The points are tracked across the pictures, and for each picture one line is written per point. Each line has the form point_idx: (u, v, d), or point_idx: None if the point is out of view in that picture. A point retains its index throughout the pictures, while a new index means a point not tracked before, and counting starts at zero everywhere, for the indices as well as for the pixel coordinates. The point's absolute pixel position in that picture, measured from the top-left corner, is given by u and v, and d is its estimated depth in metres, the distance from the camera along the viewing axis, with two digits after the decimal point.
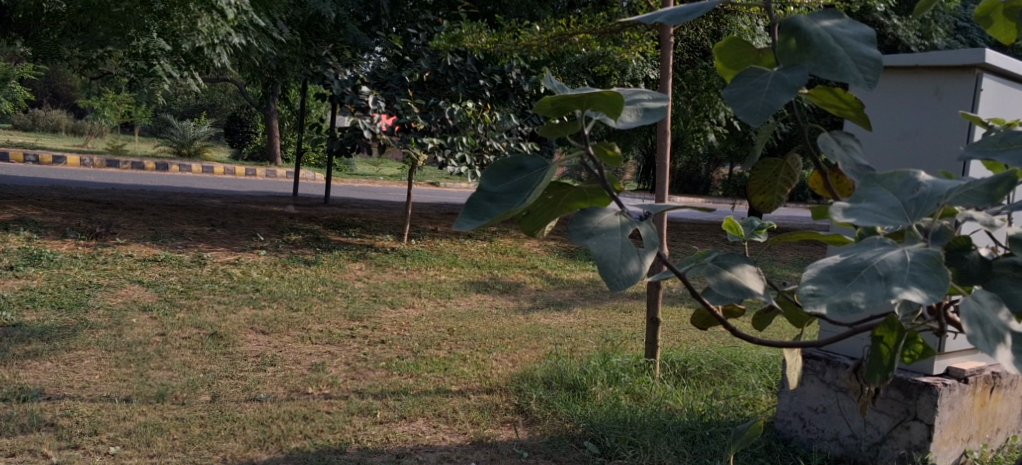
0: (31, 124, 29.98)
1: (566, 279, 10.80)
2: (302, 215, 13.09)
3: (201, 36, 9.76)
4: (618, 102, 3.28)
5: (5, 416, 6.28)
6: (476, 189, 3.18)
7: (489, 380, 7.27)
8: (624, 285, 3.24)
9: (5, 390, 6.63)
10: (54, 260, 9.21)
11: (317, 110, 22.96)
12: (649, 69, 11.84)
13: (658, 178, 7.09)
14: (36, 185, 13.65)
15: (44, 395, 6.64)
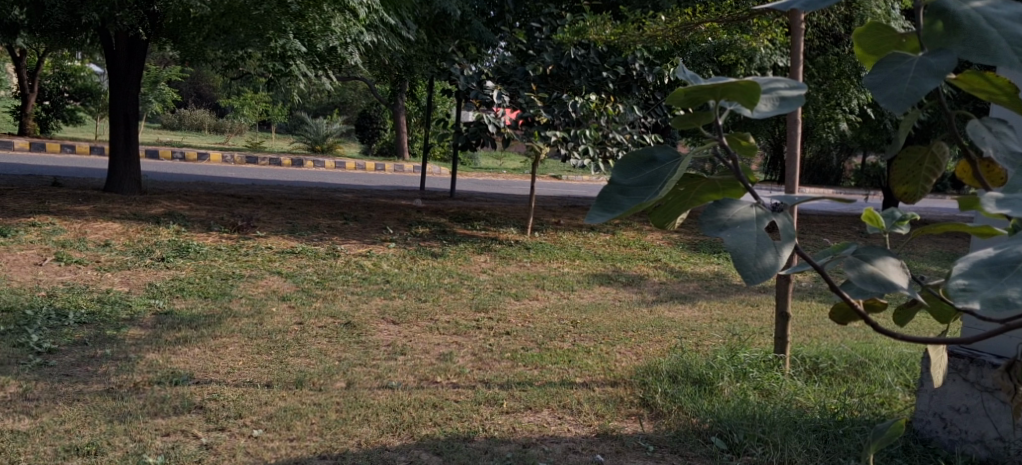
0: (177, 123, 31.19)
1: (690, 272, 10.87)
2: (428, 208, 13.40)
3: (334, 36, 10.22)
4: (752, 90, 3.38)
5: (160, 398, 6.68)
6: (608, 183, 3.31)
7: (613, 373, 7.42)
8: (759, 278, 3.32)
9: (159, 374, 7.03)
10: (201, 251, 9.67)
11: (444, 105, 23.37)
12: (778, 57, 11.77)
13: (789, 169, 7.07)
14: (181, 181, 14.25)
15: (194, 379, 7.02)
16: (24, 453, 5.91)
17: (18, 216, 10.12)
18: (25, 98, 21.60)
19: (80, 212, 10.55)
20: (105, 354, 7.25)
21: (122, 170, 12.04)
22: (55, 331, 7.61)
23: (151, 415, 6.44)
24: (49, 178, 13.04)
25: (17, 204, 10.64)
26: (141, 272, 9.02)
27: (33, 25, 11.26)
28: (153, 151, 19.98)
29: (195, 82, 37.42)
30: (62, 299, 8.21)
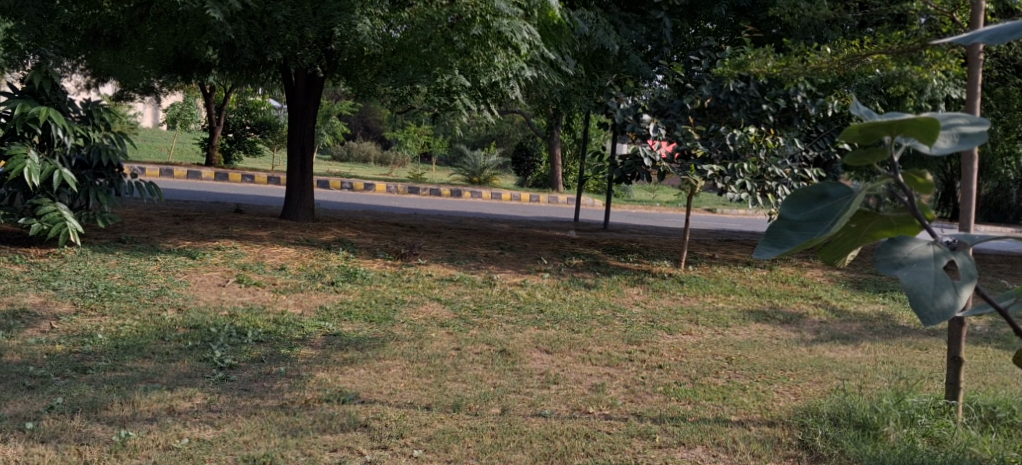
0: (346, 155, 32.25)
1: (853, 312, 10.75)
2: (583, 239, 13.60)
3: (497, 72, 10.51)
4: (927, 125, 4.69)
5: (329, 414, 7.01)
6: (782, 220, 4.74)
7: (770, 413, 7.44)
8: (934, 315, 4.66)
9: (328, 392, 7.38)
10: (367, 277, 10.04)
11: (599, 138, 23.57)
12: (952, 88, 11.54)
13: (964, 204, 6.99)
14: (349, 210, 14.78)
15: (359, 399, 7.34)
16: (208, 461, 6.37)
17: (203, 240, 10.69)
18: (210, 129, 22.74)
19: (259, 238, 11.07)
20: (281, 371, 7.63)
21: (297, 198, 12.56)
22: (236, 348, 8.05)
23: (321, 431, 6.79)
24: (231, 205, 13.70)
25: (203, 228, 11.24)
26: (312, 295, 9.43)
27: (222, 62, 11.89)
28: (324, 181, 20.73)
29: (363, 115, 38.61)
30: (242, 318, 8.66)
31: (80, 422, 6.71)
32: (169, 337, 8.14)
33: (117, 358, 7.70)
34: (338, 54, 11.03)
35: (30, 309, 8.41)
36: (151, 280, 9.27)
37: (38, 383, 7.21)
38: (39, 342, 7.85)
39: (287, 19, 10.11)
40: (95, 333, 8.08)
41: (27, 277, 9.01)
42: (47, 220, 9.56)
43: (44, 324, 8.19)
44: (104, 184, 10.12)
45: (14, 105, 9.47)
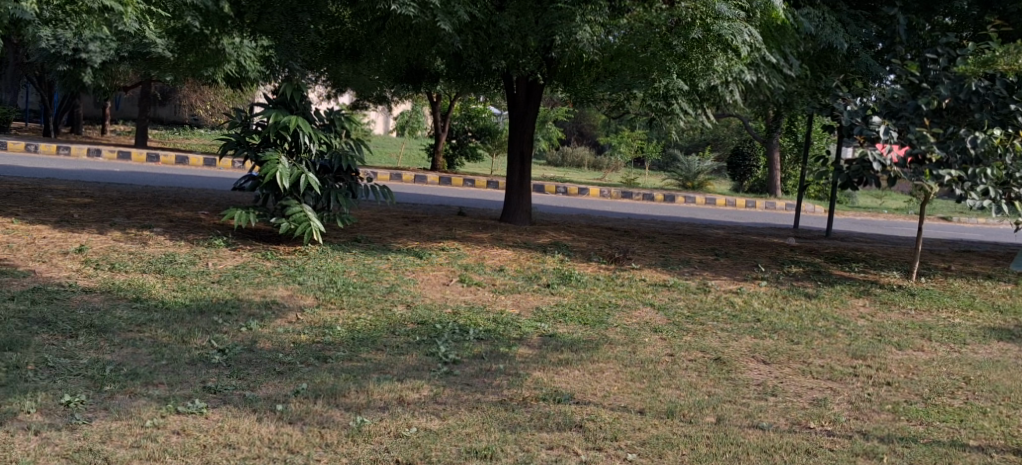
0: (560, 160, 32.70)
1: None
2: (805, 247, 13.41)
3: (715, 75, 10.36)
4: None
5: (547, 413, 7.24)
6: None
7: (1013, 440, 7.21)
8: None
9: (544, 391, 7.60)
10: (581, 280, 10.21)
11: (821, 142, 23.09)
12: None
13: None
14: (566, 214, 15.01)
15: (574, 399, 7.52)
16: (435, 450, 6.72)
17: (430, 241, 11.09)
18: (436, 136, 23.50)
19: (481, 239, 11.40)
20: (500, 368, 7.92)
21: (516, 203, 12.81)
22: (459, 345, 8.39)
23: (539, 428, 7.02)
24: (454, 208, 14.14)
25: (430, 230, 11.65)
26: (530, 296, 9.65)
27: (448, 72, 12.29)
28: (540, 185, 21.06)
29: (577, 121, 39.01)
30: (464, 316, 8.97)
31: (322, 407, 7.19)
32: (399, 331, 8.54)
33: (353, 349, 8.15)
34: (559, 61, 11.22)
35: (279, 300, 8.91)
36: (383, 277, 9.68)
37: (286, 369, 7.73)
38: (286, 332, 8.35)
39: (512, 29, 10.41)
40: (335, 325, 8.54)
41: (276, 271, 9.53)
42: (294, 220, 10.04)
43: (290, 316, 8.67)
44: (344, 187, 10.48)
45: (266, 114, 9.99)
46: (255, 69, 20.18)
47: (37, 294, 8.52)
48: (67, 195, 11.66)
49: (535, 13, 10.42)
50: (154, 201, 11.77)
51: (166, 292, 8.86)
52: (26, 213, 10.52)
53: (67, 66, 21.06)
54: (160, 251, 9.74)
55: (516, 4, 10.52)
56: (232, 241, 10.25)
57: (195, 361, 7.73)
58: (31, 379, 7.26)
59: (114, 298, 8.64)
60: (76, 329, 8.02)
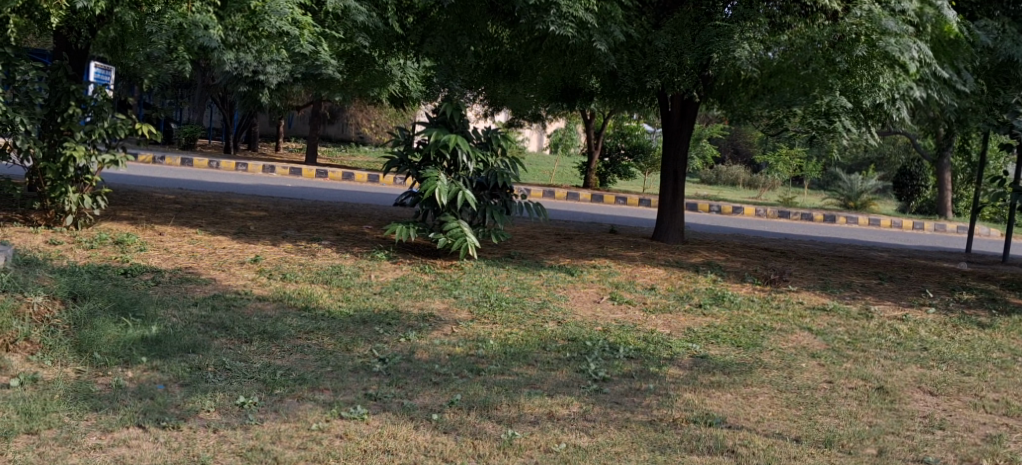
0: (715, 178, 32.51)
1: None
2: (978, 273, 12.98)
3: (882, 92, 10.07)
4: None
5: (697, 435, 7.26)
6: None
7: None
8: None
9: (695, 413, 7.61)
10: (735, 301, 10.12)
11: (998, 161, 22.49)
12: None
13: None
14: (720, 233, 14.89)
15: (727, 423, 7.51)
16: None
17: (582, 259, 11.14)
18: (589, 154, 23.71)
19: (632, 258, 11.41)
20: (651, 388, 7.96)
21: (667, 222, 12.77)
22: (609, 363, 8.44)
23: (689, 451, 7.07)
24: (606, 225, 14.18)
25: (581, 247, 11.72)
26: (681, 317, 9.60)
27: (605, 90, 12.29)
28: (693, 204, 20.97)
29: (732, 138, 38.70)
30: (615, 335, 9.00)
31: (475, 418, 7.36)
32: (550, 347, 8.64)
33: (505, 363, 8.28)
34: (717, 78, 10.91)
35: (436, 313, 9.06)
36: (535, 293, 9.77)
37: (442, 380, 7.91)
38: (444, 344, 8.51)
39: (668, 47, 10.51)
40: (487, 339, 8.66)
41: (432, 284, 9.71)
42: (452, 235, 10.23)
43: (447, 328, 8.81)
44: (499, 204, 10.61)
45: (427, 132, 10.20)
46: (417, 88, 20.51)
47: (217, 301, 8.80)
48: (242, 207, 12.14)
49: (692, 32, 10.57)
50: (321, 215, 12.15)
51: (333, 301, 9.05)
52: (208, 225, 10.95)
53: (248, 87, 21.84)
54: (327, 262, 10.01)
55: (672, 23, 10.71)
56: (392, 254, 10.49)
57: (358, 369, 7.98)
58: (210, 380, 7.62)
59: (285, 306, 8.87)
60: (251, 334, 8.32)
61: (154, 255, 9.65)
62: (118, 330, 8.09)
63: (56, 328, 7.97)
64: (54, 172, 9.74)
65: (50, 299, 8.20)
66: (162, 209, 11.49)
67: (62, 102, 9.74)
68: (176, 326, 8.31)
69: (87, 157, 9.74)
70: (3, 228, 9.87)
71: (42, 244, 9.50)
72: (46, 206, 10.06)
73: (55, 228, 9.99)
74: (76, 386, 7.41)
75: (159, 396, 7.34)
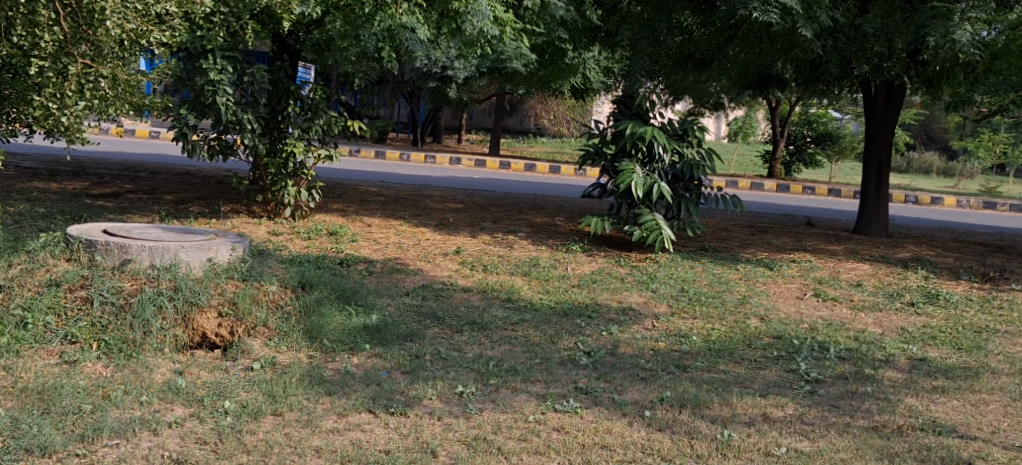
0: (907, 166, 31.47)
1: None
2: None
3: None
4: None
5: (927, 445, 7.04)
6: None
7: None
8: None
9: (922, 420, 7.37)
10: (952, 299, 9.63)
11: None
12: None
13: None
14: (925, 226, 14.23)
15: (958, 432, 7.23)
16: None
17: (779, 252, 10.88)
18: (776, 142, 23.20)
19: (834, 252, 11.05)
20: (868, 392, 7.72)
21: (871, 216, 12.23)
22: (820, 363, 8.24)
23: (919, 461, 6.85)
24: (803, 217, 13.78)
25: (779, 241, 11.44)
26: (893, 315, 9.24)
27: (797, 78, 11.99)
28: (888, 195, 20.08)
29: (933, 121, 37.39)
30: (824, 333, 8.76)
31: (688, 417, 7.36)
32: (756, 345, 8.50)
33: (711, 360, 8.23)
34: (931, 62, 10.48)
35: (636, 307, 9.06)
36: (734, 288, 9.61)
37: (650, 375, 7.97)
38: (645, 338, 8.51)
39: (878, 32, 10.09)
40: (690, 334, 8.60)
41: (629, 277, 9.69)
42: (646, 228, 10.10)
43: (647, 322, 8.80)
44: (693, 196, 10.48)
45: (623, 125, 10.21)
46: (600, 79, 20.96)
47: (427, 291, 9.03)
48: (441, 200, 12.47)
49: (903, 15, 10.14)
50: (515, 207, 12.35)
51: (533, 293, 9.19)
52: (411, 217, 11.31)
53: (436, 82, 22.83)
54: (525, 254, 10.18)
55: (881, 6, 10.28)
56: (588, 247, 10.55)
57: (565, 361, 8.08)
58: (429, 369, 7.81)
59: (489, 297, 9.06)
60: (461, 325, 8.47)
61: (365, 246, 10.07)
62: (342, 317, 8.24)
63: (290, 315, 8.13)
64: (276, 167, 10.33)
65: (283, 288, 8.32)
66: (367, 202, 11.94)
67: (284, 101, 10.34)
68: (393, 315, 8.50)
69: (306, 153, 10.32)
70: (230, 218, 10.54)
71: (266, 236, 10.02)
72: (266, 198, 10.66)
73: (276, 218, 10.63)
74: (309, 370, 7.65)
75: (384, 383, 7.58)
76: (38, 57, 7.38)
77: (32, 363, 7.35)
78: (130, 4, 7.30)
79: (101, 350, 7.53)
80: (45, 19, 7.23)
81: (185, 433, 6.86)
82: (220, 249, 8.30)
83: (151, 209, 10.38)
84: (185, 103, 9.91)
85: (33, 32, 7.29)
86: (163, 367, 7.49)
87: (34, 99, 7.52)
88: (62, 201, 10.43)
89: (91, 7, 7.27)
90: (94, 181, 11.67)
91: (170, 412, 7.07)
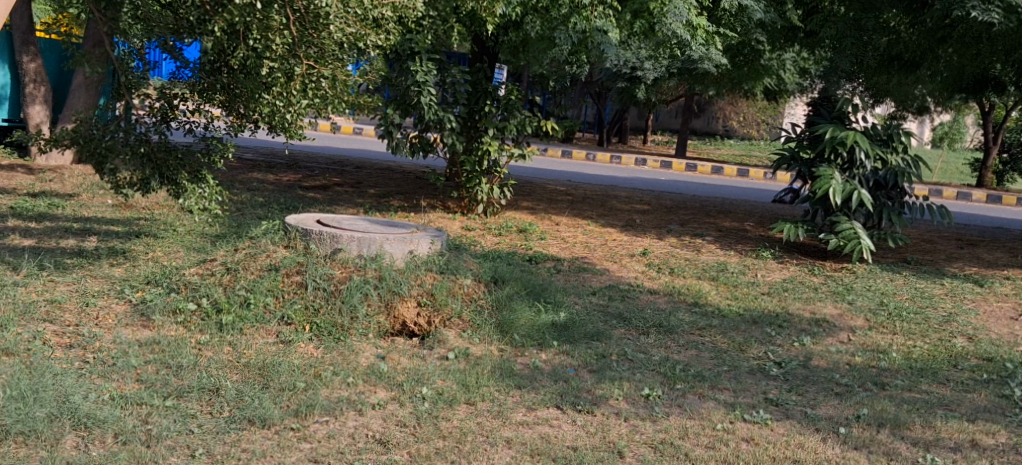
0: None
1: None
2: None
3: None
4: None
5: None
6: None
7: None
8: None
9: None
10: None
11: None
12: None
13: None
14: None
15: None
16: None
17: (991, 267, 10.40)
18: (985, 149, 22.27)
19: None
20: None
21: None
22: None
23: None
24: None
25: (990, 255, 10.92)
26: None
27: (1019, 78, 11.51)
28: None
29: None
30: None
31: (886, 437, 7.18)
32: (963, 366, 8.17)
33: (913, 379, 7.97)
34: None
35: (829, 319, 8.89)
36: (939, 304, 9.27)
37: (845, 391, 7.81)
38: (840, 351, 8.36)
39: None
40: (889, 351, 8.38)
41: (823, 288, 9.52)
42: (844, 237, 9.91)
43: (843, 335, 8.64)
44: (895, 205, 10.23)
45: (823, 130, 10.05)
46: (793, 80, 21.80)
47: (613, 291, 9.16)
48: (630, 201, 12.63)
49: None
50: (704, 210, 12.36)
51: (722, 299, 9.15)
52: (599, 217, 11.52)
53: (625, 84, 23.19)
54: (713, 259, 10.15)
55: None
56: (778, 253, 10.44)
57: (754, 371, 8.05)
58: (615, 368, 7.97)
59: (676, 300, 9.09)
60: (647, 326, 8.57)
61: (553, 244, 10.31)
62: (532, 313, 8.50)
63: (483, 308, 8.50)
64: (471, 164, 10.78)
65: (476, 282, 8.71)
66: (557, 201, 12.26)
67: (481, 101, 10.73)
68: (581, 313, 8.68)
69: (499, 151, 10.68)
70: (429, 212, 11.02)
71: (460, 231, 10.42)
72: (462, 195, 11.07)
73: (470, 215, 11.02)
74: (501, 363, 7.93)
75: (571, 381, 7.78)
76: (269, 58, 7.86)
77: (253, 340, 7.91)
78: (351, 9, 7.82)
79: (313, 332, 8.03)
80: (277, 23, 7.69)
81: (387, 415, 7.23)
82: (420, 242, 8.75)
83: (357, 201, 11.03)
84: (391, 103, 10.45)
85: (266, 35, 7.71)
86: (367, 351, 7.92)
87: (262, 97, 8.07)
88: (277, 191, 11.37)
89: (316, 12, 7.70)
90: (304, 175, 12.47)
91: (374, 394, 7.46)
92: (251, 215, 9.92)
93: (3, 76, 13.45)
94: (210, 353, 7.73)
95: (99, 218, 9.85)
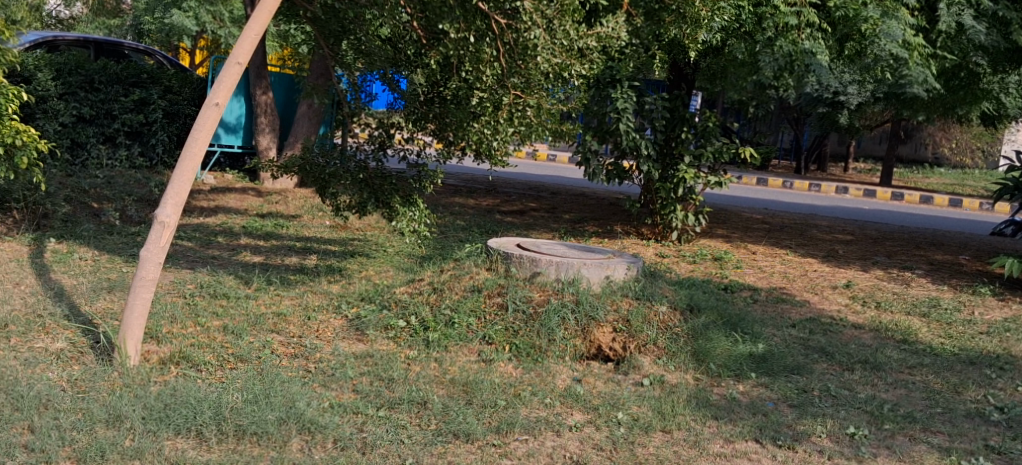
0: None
1: None
2: None
3: None
4: None
5: None
6: None
7: None
8: None
9: None
10: None
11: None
12: None
13: None
14: None
15: None
16: None
17: None
18: None
19: None
20: None
21: None
22: None
23: None
24: None
25: None
26: None
27: None
28: None
29: None
30: None
31: None
32: None
33: None
34: None
35: None
36: None
37: None
38: None
39: None
40: None
41: None
42: None
43: None
44: None
45: None
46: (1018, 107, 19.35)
47: (814, 325, 8.87)
48: (830, 231, 12.31)
49: None
50: (912, 241, 11.88)
51: (934, 337, 8.71)
52: (798, 247, 11.25)
53: (827, 108, 22.91)
54: (923, 293, 9.69)
55: None
56: (998, 290, 9.86)
57: (972, 415, 7.53)
58: (818, 404, 7.65)
59: (883, 337, 8.69)
60: (852, 362, 8.23)
61: (749, 273, 10.12)
62: (729, 344, 8.33)
63: (678, 335, 8.37)
64: (666, 191, 10.78)
65: (672, 310, 8.58)
66: (754, 229, 12.14)
67: (677, 128, 10.82)
68: (781, 346, 8.45)
69: (695, 180, 10.63)
70: (623, 239, 11.16)
71: (655, 258, 10.47)
72: (656, 221, 11.12)
73: (663, 242, 11.07)
74: (697, 392, 7.78)
75: (771, 414, 7.51)
76: (479, 89, 8.23)
77: (457, 357, 8.13)
78: (559, 41, 7.91)
79: (512, 352, 8.20)
80: (487, 56, 8.08)
81: (584, 437, 7.21)
82: (617, 267, 8.81)
83: (552, 227, 11.37)
84: (589, 129, 10.73)
85: (477, 67, 8.13)
86: (564, 374, 7.97)
87: (471, 125, 8.42)
88: (475, 216, 11.96)
89: (525, 44, 7.91)
90: (502, 199, 13.14)
91: (571, 416, 7.47)
92: (454, 237, 10.40)
93: (239, 108, 13.55)
94: (418, 367, 7.96)
95: (320, 238, 10.64)
